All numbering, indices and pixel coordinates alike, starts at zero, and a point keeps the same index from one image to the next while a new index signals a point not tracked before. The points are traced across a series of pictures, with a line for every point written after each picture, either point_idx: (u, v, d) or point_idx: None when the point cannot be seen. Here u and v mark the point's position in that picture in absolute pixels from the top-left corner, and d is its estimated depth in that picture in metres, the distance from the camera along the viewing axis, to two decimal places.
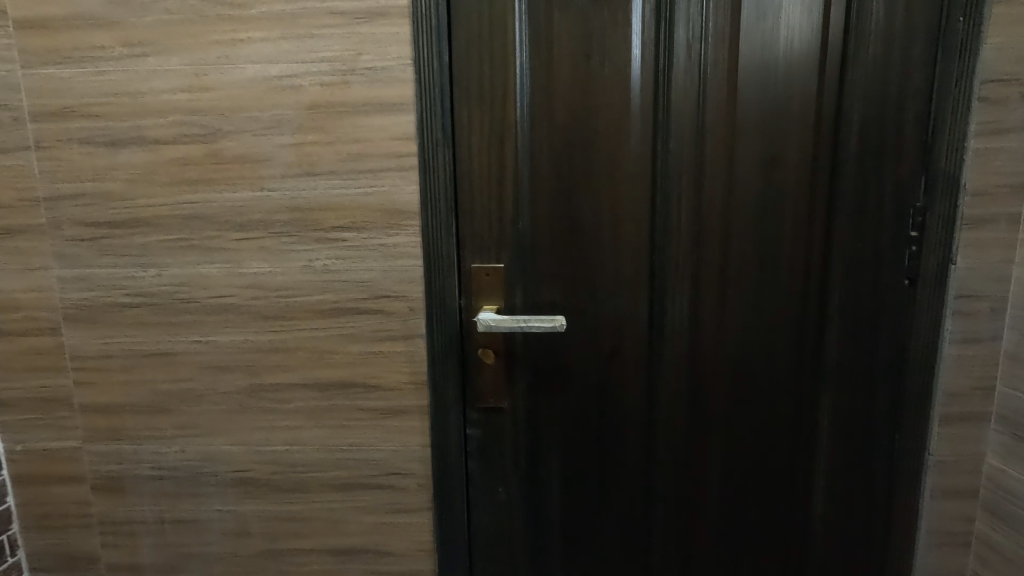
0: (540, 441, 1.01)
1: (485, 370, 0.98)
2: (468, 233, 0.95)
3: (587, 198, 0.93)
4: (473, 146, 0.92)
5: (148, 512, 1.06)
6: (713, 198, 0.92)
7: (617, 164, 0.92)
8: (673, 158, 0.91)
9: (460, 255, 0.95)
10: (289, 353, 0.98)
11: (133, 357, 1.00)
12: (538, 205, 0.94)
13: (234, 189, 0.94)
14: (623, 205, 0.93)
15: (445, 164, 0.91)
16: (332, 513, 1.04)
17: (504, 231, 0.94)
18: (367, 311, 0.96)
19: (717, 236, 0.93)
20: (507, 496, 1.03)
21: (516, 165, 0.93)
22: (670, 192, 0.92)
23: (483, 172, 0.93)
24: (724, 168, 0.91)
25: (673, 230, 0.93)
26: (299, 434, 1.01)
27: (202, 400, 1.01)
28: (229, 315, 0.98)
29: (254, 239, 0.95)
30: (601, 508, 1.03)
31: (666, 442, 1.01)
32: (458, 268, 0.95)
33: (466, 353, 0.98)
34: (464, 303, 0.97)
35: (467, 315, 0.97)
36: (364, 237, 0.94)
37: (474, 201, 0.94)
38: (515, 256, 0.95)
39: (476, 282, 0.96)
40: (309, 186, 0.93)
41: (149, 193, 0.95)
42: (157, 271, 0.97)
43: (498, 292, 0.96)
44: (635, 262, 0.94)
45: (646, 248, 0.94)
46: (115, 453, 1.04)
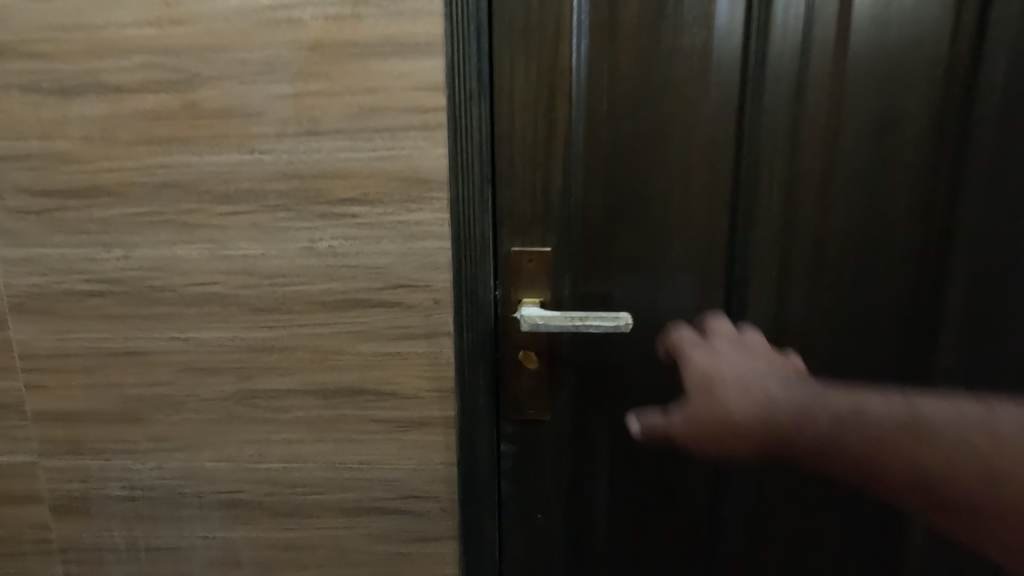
0: (587, 460, 0.85)
1: (525, 377, 0.81)
2: (506, 208, 0.77)
3: (655, 165, 0.75)
4: (514, 100, 0.74)
5: (120, 538, 0.89)
6: (813, 169, 0.74)
7: (693, 126, 0.74)
8: (764, 119, 0.73)
9: (496, 236, 0.78)
10: (286, 353, 0.81)
11: (96, 357, 0.83)
12: (593, 175, 0.76)
13: (217, 150, 0.75)
14: (699, 177, 0.75)
15: (481, 124, 0.73)
16: (339, 541, 0.87)
17: (552, 206, 0.77)
18: (382, 303, 0.79)
19: (813, 216, 0.76)
20: (546, 522, 0.87)
21: (568, 126, 0.75)
22: (758, 161, 0.74)
23: (526, 134, 0.75)
24: (827, 132, 0.73)
25: (759, 209, 0.76)
26: (299, 450, 0.84)
27: (181, 408, 0.84)
28: (212, 307, 0.80)
29: (243, 214, 0.77)
30: (656, 536, 0.88)
31: (737, 461, 0.85)
32: (493, 254, 0.78)
33: (501, 356, 0.81)
34: (500, 296, 0.79)
35: (503, 311, 0.80)
36: (378, 213, 0.76)
37: (514, 170, 0.76)
38: (563, 239, 0.78)
39: (515, 270, 0.78)
40: (310, 148, 0.75)
41: (110, 154, 0.76)
42: (123, 252, 0.79)
43: (542, 283, 0.79)
44: (710, 247, 0.77)
45: (725, 229, 0.77)
46: (78, 469, 0.87)
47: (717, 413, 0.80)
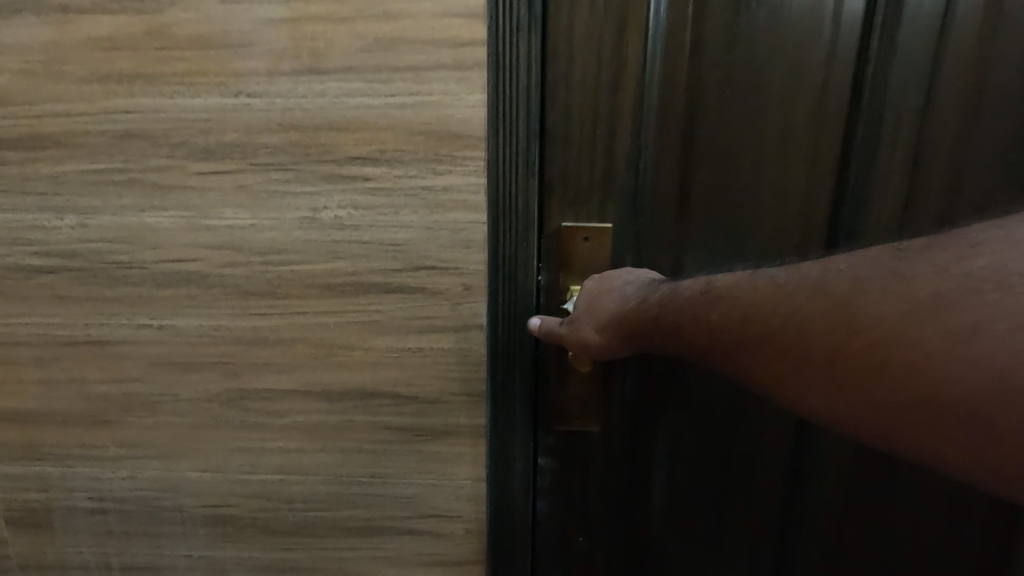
0: (638, 481, 0.72)
1: (571, 383, 0.68)
2: (557, 172, 0.61)
3: (746, 120, 0.60)
4: (571, 31, 0.58)
5: (88, 556, 0.76)
6: (949, 129, 0.59)
7: (800, 71, 0.58)
8: (895, 63, 0.58)
9: (544, 208, 0.62)
10: (281, 347, 0.67)
11: (52, 348, 0.68)
12: (668, 131, 0.60)
13: (193, 92, 0.59)
14: (802, 136, 0.60)
15: (532, 61, 0.57)
16: (345, 564, 0.75)
17: (614, 172, 0.61)
18: (399, 288, 0.64)
19: (943, 189, 0.61)
20: (587, 547, 0.74)
21: (640, 67, 0.59)
22: (879, 117, 0.59)
23: (586, 75, 0.59)
24: (971, 82, 0.58)
25: (875, 181, 0.61)
26: (298, 460, 0.71)
27: (156, 410, 0.70)
28: (191, 290, 0.65)
29: (227, 174, 0.62)
30: (715, 563, 0.75)
31: (816, 485, 0.72)
32: (539, 229, 0.63)
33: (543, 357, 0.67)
34: (545, 283, 0.64)
35: (547, 301, 0.65)
36: (397, 175, 0.61)
37: (568, 123, 0.60)
38: (628, 214, 0.63)
39: (565, 252, 0.63)
40: (312, 90, 0.59)
41: (59, 95, 0.60)
42: (79, 219, 0.63)
43: (598, 266, 0.64)
44: (808, 226, 0.62)
45: (829, 204, 0.62)
46: (35, 477, 0.73)
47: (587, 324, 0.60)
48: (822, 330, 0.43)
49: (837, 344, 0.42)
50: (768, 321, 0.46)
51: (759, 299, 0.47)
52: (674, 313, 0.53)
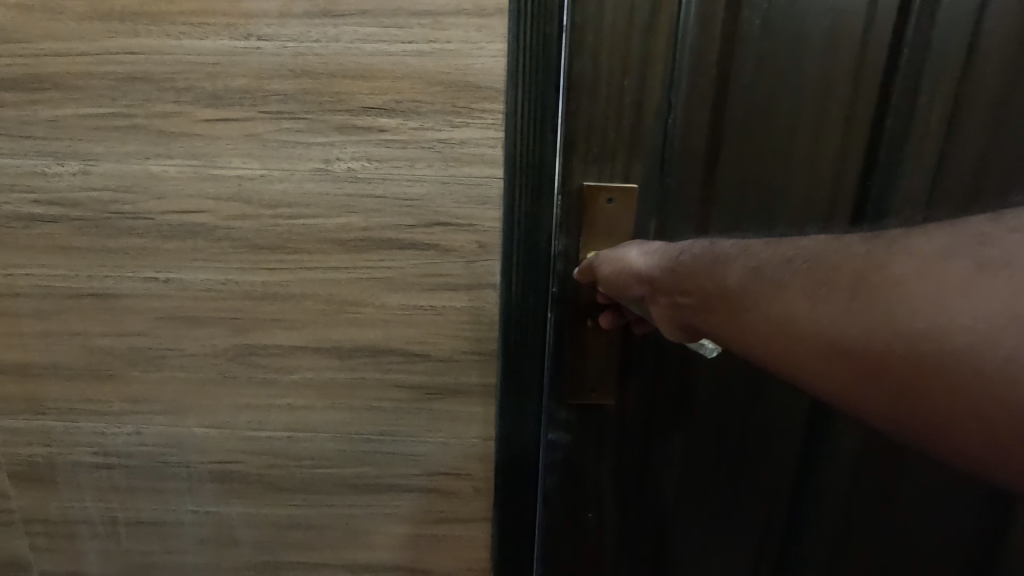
0: (651, 459, 0.72)
1: (587, 362, 0.67)
2: (582, 127, 0.59)
3: (778, 75, 0.59)
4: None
5: (93, 510, 0.76)
6: (988, 85, 0.58)
7: (834, 27, 0.57)
8: (940, 17, 0.57)
9: (564, 165, 0.60)
10: (291, 303, 0.66)
11: (54, 299, 0.66)
12: (699, 85, 0.59)
13: (201, 33, 0.57)
14: (839, 92, 0.59)
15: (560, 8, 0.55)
16: (352, 521, 0.75)
17: (641, 127, 0.60)
18: (413, 244, 0.63)
19: (978, 151, 0.60)
20: (596, 515, 0.74)
21: (674, 17, 0.57)
22: (916, 77, 0.58)
23: (615, 18, 0.56)
24: (1015, 38, 0.57)
25: (913, 139, 0.60)
26: (307, 418, 0.70)
27: (162, 365, 0.69)
28: (198, 242, 0.64)
29: (237, 121, 0.59)
30: (723, 528, 0.76)
31: (828, 461, 0.73)
32: (559, 188, 0.61)
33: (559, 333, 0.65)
34: (562, 248, 0.62)
35: (562, 270, 0.63)
36: (413, 127, 0.59)
37: (595, 69, 0.57)
38: (654, 172, 0.61)
39: (587, 212, 0.61)
40: (326, 33, 0.57)
41: (56, 32, 0.57)
42: (81, 166, 0.61)
43: (621, 228, 0.62)
44: (835, 192, 0.62)
45: (862, 162, 0.61)
46: (39, 432, 0.72)
47: (625, 255, 0.56)
48: (862, 260, 0.37)
49: (870, 273, 0.37)
50: (800, 258, 0.41)
51: (795, 243, 0.43)
52: (694, 260, 0.48)
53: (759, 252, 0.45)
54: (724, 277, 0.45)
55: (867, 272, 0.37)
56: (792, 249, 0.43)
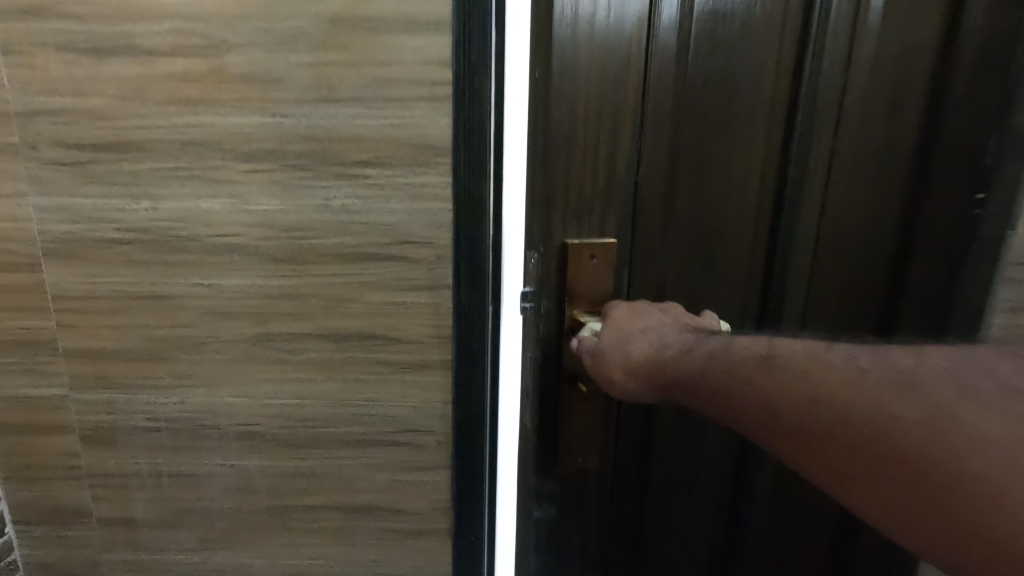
0: (626, 488, 0.84)
1: (565, 415, 0.77)
2: (564, 194, 0.70)
3: (705, 155, 0.73)
4: (575, 47, 0.66)
5: (143, 465, 0.98)
6: (847, 160, 0.74)
7: (748, 91, 0.71)
8: (813, 113, 0.72)
9: (536, 221, 0.72)
10: (300, 301, 0.90)
11: (124, 300, 0.90)
12: (655, 156, 0.72)
13: (241, 113, 0.82)
14: (749, 171, 0.74)
15: (539, 75, 0.68)
16: (345, 470, 0.98)
17: (612, 193, 0.71)
18: (390, 257, 0.88)
19: (844, 209, 0.76)
20: (592, 522, 0.83)
21: (637, 84, 0.68)
22: (810, 134, 0.73)
23: (581, 85, 0.67)
24: (860, 125, 0.73)
25: (802, 202, 0.76)
26: (310, 388, 0.94)
27: (202, 348, 0.92)
28: (234, 257, 0.88)
29: (264, 172, 0.85)
30: (690, 515, 0.87)
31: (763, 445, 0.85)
32: (542, 256, 0.72)
33: (541, 394, 0.77)
34: (542, 310, 0.74)
35: (538, 334, 0.75)
36: (388, 175, 0.85)
37: (566, 122, 0.67)
38: (615, 213, 0.72)
39: (566, 279, 0.72)
40: (327, 113, 0.82)
41: (141, 112, 0.83)
42: (151, 203, 0.86)
43: (595, 286, 0.73)
44: (754, 228, 0.77)
45: (768, 222, 0.77)
46: (105, 402, 0.95)
47: (639, 346, 0.66)
48: (906, 429, 0.43)
49: (915, 446, 0.42)
50: (830, 397, 0.48)
51: (824, 372, 0.49)
52: (711, 366, 0.58)
53: (767, 373, 0.53)
54: (744, 403, 0.54)
55: (909, 446, 0.43)
56: (821, 376, 0.49)
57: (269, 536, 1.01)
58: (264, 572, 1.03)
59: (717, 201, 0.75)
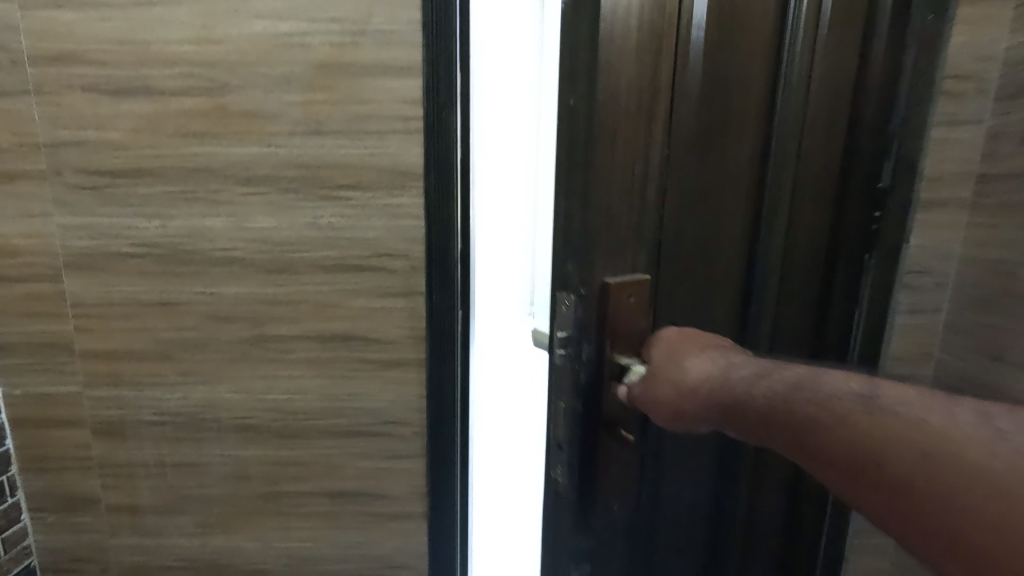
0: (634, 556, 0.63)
1: (608, 468, 0.54)
2: (600, 232, 0.51)
3: (713, 173, 0.58)
4: (621, 54, 0.47)
5: (149, 456, 1.09)
6: (819, 177, 0.63)
7: (733, 107, 0.57)
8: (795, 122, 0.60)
9: (568, 262, 0.51)
10: (291, 307, 1.02)
11: (136, 306, 1.02)
12: (676, 178, 0.55)
13: (241, 144, 0.95)
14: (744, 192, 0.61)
15: (572, 105, 0.49)
16: (331, 458, 1.10)
17: (645, 227, 0.54)
18: (370, 267, 1.01)
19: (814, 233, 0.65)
20: None
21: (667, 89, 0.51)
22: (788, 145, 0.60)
23: (632, 112, 0.49)
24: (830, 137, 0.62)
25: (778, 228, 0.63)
26: (300, 384, 1.06)
27: (204, 349, 1.04)
28: (233, 267, 1.01)
29: (261, 195, 0.98)
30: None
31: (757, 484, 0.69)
32: (579, 298, 0.51)
33: (580, 452, 0.54)
34: (581, 356, 0.52)
35: (577, 383, 0.52)
36: (369, 197, 0.98)
37: (613, 159, 0.50)
38: (648, 256, 0.55)
39: (610, 317, 0.51)
40: (316, 143, 0.96)
41: (154, 143, 0.95)
42: (160, 222, 0.98)
43: (641, 327, 0.53)
44: (742, 254, 0.63)
45: (752, 247, 0.63)
46: (115, 398, 1.07)
47: (690, 376, 0.50)
48: None
49: None
50: (938, 449, 0.36)
51: (923, 412, 0.37)
52: (785, 394, 0.44)
53: (874, 422, 0.39)
54: (823, 441, 0.41)
55: None
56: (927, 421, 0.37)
57: (262, 519, 1.12)
58: (257, 553, 1.14)
59: (722, 222, 0.61)
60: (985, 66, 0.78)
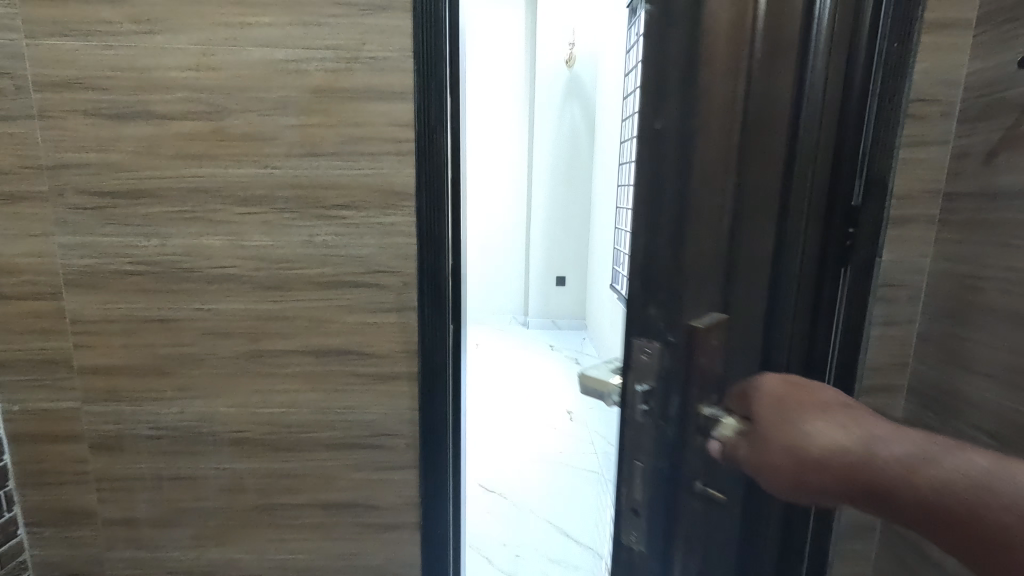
0: None
1: (688, 534, 0.49)
2: (690, 270, 0.45)
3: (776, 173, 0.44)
4: (713, 78, 0.42)
5: (146, 469, 1.11)
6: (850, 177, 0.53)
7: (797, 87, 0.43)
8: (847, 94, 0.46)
9: (651, 305, 0.47)
10: (287, 322, 1.05)
11: (135, 323, 1.05)
12: (759, 192, 0.44)
13: (239, 165, 0.99)
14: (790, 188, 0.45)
15: (657, 128, 0.44)
16: (326, 470, 1.12)
17: (729, 257, 0.45)
18: (364, 284, 1.04)
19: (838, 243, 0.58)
20: None
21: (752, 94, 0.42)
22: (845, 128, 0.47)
23: (726, 115, 0.43)
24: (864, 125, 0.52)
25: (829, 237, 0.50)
26: (294, 398, 1.08)
27: (202, 364, 1.07)
28: (230, 284, 1.03)
29: (258, 214, 1.01)
30: None
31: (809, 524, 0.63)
32: (662, 347, 0.46)
33: (656, 515, 0.49)
34: (665, 411, 0.47)
35: (658, 440, 0.48)
36: (363, 216, 1.01)
37: (707, 180, 0.44)
38: (762, 290, 0.46)
39: (697, 367, 0.45)
40: (311, 165, 0.99)
41: (154, 165, 0.99)
42: (160, 240, 1.01)
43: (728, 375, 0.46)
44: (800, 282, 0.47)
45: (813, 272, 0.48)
46: (114, 413, 1.09)
47: (821, 437, 0.37)
48: None
49: None
50: None
51: None
52: (954, 484, 0.30)
53: None
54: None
55: None
56: None
57: (258, 532, 1.14)
58: (252, 565, 1.16)
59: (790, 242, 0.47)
60: (950, 90, 0.82)
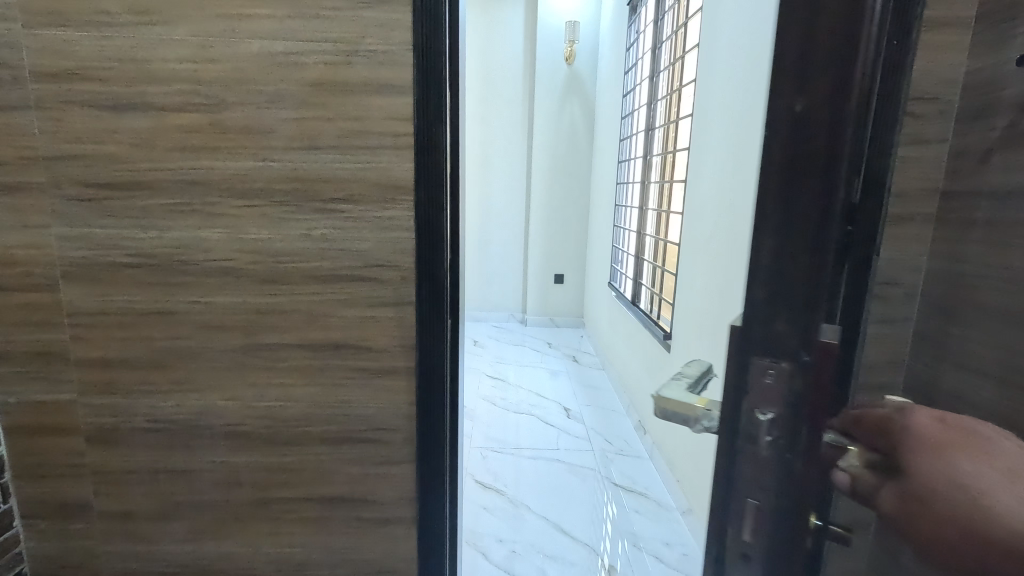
0: None
1: None
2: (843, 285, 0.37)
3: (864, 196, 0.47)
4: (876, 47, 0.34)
5: (143, 463, 1.11)
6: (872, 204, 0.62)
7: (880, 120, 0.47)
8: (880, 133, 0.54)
9: (779, 320, 0.38)
10: (285, 316, 1.05)
11: (132, 316, 1.05)
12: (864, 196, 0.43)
13: (237, 158, 0.99)
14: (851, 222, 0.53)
15: (800, 109, 0.35)
16: (323, 465, 1.12)
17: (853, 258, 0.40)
18: (362, 278, 1.04)
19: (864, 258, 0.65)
20: None
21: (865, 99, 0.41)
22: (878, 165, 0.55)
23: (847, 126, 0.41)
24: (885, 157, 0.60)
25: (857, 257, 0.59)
26: (291, 392, 1.08)
27: (199, 357, 1.07)
28: (227, 277, 1.03)
29: (256, 207, 1.01)
30: None
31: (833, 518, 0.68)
32: (793, 368, 0.38)
33: (777, 574, 0.40)
34: (795, 443, 0.38)
35: (782, 480, 0.39)
36: (361, 210, 1.01)
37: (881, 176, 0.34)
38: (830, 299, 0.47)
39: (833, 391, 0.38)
40: (310, 158, 0.99)
41: (151, 156, 0.98)
42: (157, 233, 1.01)
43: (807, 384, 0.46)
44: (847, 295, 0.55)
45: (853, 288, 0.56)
46: (111, 405, 1.09)
47: (1011, 514, 0.36)
48: None
49: None
50: None
51: None
52: None
53: None
54: None
55: None
56: None
57: (254, 526, 1.14)
58: (248, 559, 1.16)
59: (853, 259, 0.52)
60: (948, 89, 0.82)
